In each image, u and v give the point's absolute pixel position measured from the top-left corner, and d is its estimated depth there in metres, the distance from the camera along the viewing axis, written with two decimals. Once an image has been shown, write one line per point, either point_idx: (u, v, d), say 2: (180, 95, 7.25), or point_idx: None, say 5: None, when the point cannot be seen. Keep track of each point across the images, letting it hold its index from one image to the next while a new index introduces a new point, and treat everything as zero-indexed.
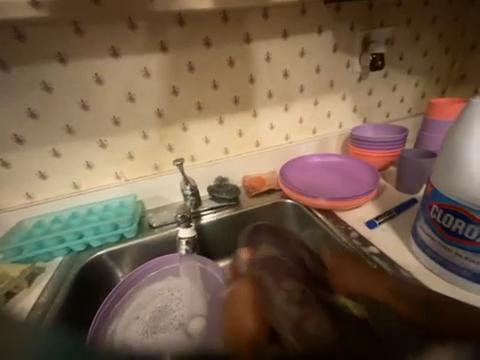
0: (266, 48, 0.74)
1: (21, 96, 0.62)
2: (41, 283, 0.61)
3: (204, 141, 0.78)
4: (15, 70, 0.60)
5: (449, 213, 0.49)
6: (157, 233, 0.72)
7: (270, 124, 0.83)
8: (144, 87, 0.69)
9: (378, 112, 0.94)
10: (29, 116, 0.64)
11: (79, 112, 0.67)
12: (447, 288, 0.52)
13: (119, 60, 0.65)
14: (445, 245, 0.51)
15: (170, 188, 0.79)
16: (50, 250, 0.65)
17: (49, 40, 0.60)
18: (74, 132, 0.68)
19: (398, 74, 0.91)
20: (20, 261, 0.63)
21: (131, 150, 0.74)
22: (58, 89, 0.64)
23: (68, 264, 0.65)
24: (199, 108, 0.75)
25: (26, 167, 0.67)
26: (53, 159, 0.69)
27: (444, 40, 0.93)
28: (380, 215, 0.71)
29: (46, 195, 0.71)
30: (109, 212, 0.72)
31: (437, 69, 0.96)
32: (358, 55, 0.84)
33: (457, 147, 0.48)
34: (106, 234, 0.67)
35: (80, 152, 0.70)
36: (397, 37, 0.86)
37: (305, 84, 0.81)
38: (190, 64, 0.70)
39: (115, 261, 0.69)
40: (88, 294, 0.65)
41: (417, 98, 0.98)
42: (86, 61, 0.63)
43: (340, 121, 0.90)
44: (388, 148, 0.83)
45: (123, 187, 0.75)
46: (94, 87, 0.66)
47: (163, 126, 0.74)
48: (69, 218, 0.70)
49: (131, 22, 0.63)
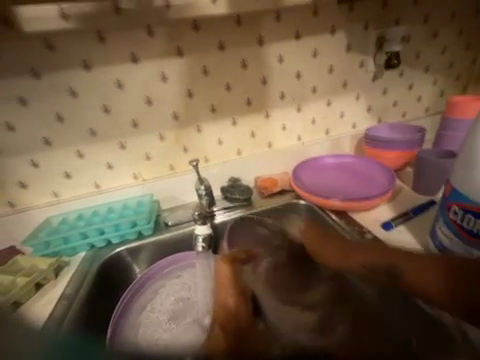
0: (278, 50, 0.75)
1: (49, 101, 0.67)
2: (66, 275, 0.65)
3: (218, 142, 0.80)
4: (44, 78, 0.65)
5: (470, 213, 0.48)
6: (172, 231, 0.75)
7: (283, 125, 0.83)
8: (160, 91, 0.72)
9: (394, 112, 0.92)
10: (56, 120, 0.69)
11: (100, 116, 0.71)
12: None
13: (138, 65, 0.69)
14: (465, 247, 0.49)
15: (185, 188, 0.82)
16: (74, 246, 0.69)
17: (74, 49, 0.64)
18: (96, 135, 0.72)
19: (415, 72, 0.88)
20: (48, 255, 0.68)
21: (149, 152, 0.77)
22: (82, 94, 0.68)
23: (90, 258, 0.69)
24: (213, 110, 0.77)
25: (53, 167, 0.72)
26: (77, 160, 0.73)
27: (465, 36, 0.89)
28: (396, 216, 0.69)
29: (70, 193, 0.76)
30: (128, 210, 0.75)
31: (458, 66, 0.92)
32: (373, 55, 0.82)
33: (478, 144, 0.46)
34: (125, 231, 0.71)
35: (102, 153, 0.74)
36: (414, 34, 0.83)
37: (317, 85, 0.81)
38: (205, 68, 0.72)
39: (133, 257, 0.73)
40: (109, 288, 0.68)
41: (436, 96, 0.94)
42: (108, 68, 0.67)
43: (355, 121, 0.89)
44: (406, 148, 0.81)
45: (141, 187, 0.79)
46: (114, 92, 0.70)
47: (178, 128, 0.76)
48: (92, 216, 0.74)
49: (150, 29, 0.67)
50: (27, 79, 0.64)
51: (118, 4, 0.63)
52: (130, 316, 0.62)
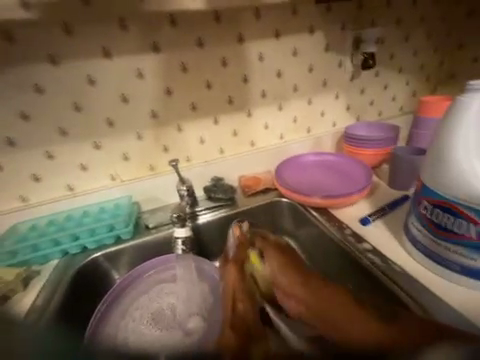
0: (259, 48, 0.74)
1: (12, 98, 0.61)
2: (37, 286, 0.61)
3: (200, 141, 0.79)
4: (5, 72, 0.59)
5: (437, 208, 0.50)
6: (153, 234, 0.72)
7: (265, 123, 0.83)
8: (137, 88, 0.69)
9: (370, 110, 0.95)
10: (21, 118, 0.63)
11: (72, 115, 0.66)
12: (438, 284, 0.53)
13: (112, 61, 0.65)
14: (434, 240, 0.52)
15: (166, 189, 0.79)
16: (45, 253, 0.64)
17: (40, 42, 0.59)
18: (67, 134, 0.68)
19: (389, 73, 0.92)
20: (15, 265, 0.63)
21: (126, 152, 0.73)
22: (50, 91, 0.63)
23: (63, 266, 0.65)
24: (194, 108, 0.75)
25: (19, 170, 0.67)
26: (47, 162, 0.68)
27: (432, 39, 0.94)
28: (373, 211, 0.71)
29: (39, 198, 0.70)
30: (104, 214, 0.71)
31: (427, 68, 0.98)
32: (350, 55, 0.84)
33: (444, 142, 0.49)
34: (102, 236, 0.67)
35: (75, 154, 0.70)
36: (387, 36, 0.87)
37: (298, 84, 0.82)
38: (184, 65, 0.70)
39: (112, 263, 0.69)
40: (85, 297, 0.64)
41: (408, 96, 0.99)
42: (78, 63, 0.63)
43: (334, 120, 0.91)
44: (380, 146, 0.84)
45: (119, 188, 0.75)
46: (87, 88, 0.65)
47: (158, 127, 0.74)
48: (64, 221, 0.70)
49: (124, 23, 0.63)
50: None
51: None
52: (108, 327, 0.59)
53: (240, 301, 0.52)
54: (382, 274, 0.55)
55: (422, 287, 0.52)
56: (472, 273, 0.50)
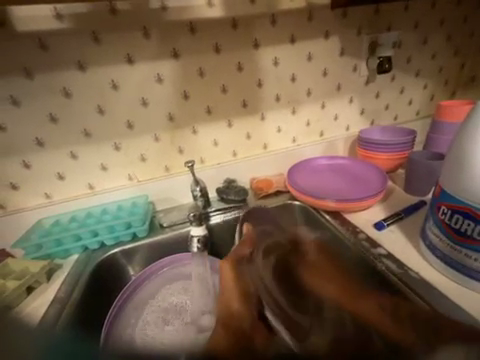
0: (273, 53, 0.76)
1: (43, 101, 0.66)
2: (59, 278, 0.64)
3: (214, 144, 0.81)
4: (37, 77, 0.64)
5: (457, 213, 0.49)
6: (167, 233, 0.74)
7: (278, 127, 0.84)
8: (156, 92, 0.72)
9: (386, 114, 0.94)
10: (49, 120, 0.68)
11: (95, 117, 0.70)
12: (457, 293, 0.51)
13: (134, 67, 0.69)
14: (454, 246, 0.51)
15: (180, 190, 0.82)
16: (67, 248, 0.68)
17: (69, 49, 0.64)
18: (90, 135, 0.72)
19: (406, 76, 0.91)
20: (39, 257, 0.67)
21: (144, 153, 0.77)
22: (75, 94, 0.67)
23: (83, 261, 0.68)
24: (209, 111, 0.77)
25: (46, 168, 0.71)
26: (71, 161, 0.73)
27: (453, 42, 0.92)
28: (388, 216, 0.70)
29: (63, 195, 0.75)
30: (122, 212, 0.75)
31: (446, 71, 0.95)
32: (365, 59, 0.84)
33: (464, 147, 0.47)
34: (119, 233, 0.70)
35: (96, 154, 0.74)
36: (405, 40, 0.86)
37: (312, 88, 0.82)
38: (201, 70, 0.73)
39: (128, 259, 0.72)
40: (102, 291, 0.67)
41: (426, 100, 0.97)
42: (103, 69, 0.67)
43: (348, 124, 0.91)
44: (397, 150, 0.82)
45: (136, 188, 0.78)
46: (109, 92, 0.69)
47: (174, 129, 0.76)
48: (85, 218, 0.73)
49: (146, 31, 0.67)
50: (19, 79, 0.63)
51: (114, 5, 0.63)
52: (118, 327, 0.59)
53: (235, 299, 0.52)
54: (397, 280, 0.54)
55: (439, 295, 0.50)
56: None
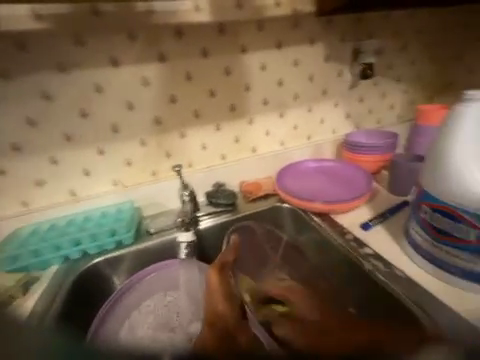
0: (260, 59, 0.77)
1: (20, 105, 0.63)
2: (37, 291, 0.60)
3: (202, 148, 0.80)
4: (15, 79, 0.61)
5: (438, 213, 0.51)
6: (155, 239, 0.72)
7: (266, 130, 0.85)
8: (142, 95, 0.71)
9: (369, 118, 0.97)
10: (27, 124, 0.64)
11: (77, 120, 0.68)
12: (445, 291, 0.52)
13: (118, 69, 0.67)
14: (435, 244, 0.53)
15: (168, 195, 0.80)
16: (45, 258, 0.64)
17: (50, 50, 0.61)
18: (72, 140, 0.69)
19: (387, 83, 0.95)
20: (15, 270, 0.63)
21: (130, 157, 0.75)
22: (56, 97, 0.65)
23: (63, 272, 0.64)
24: (197, 115, 0.76)
25: (23, 175, 0.67)
26: (52, 167, 0.69)
27: (428, 51, 0.97)
28: (374, 217, 0.72)
29: (41, 202, 0.71)
30: (106, 219, 0.72)
31: (423, 78, 1.01)
32: (348, 66, 0.87)
33: (444, 150, 0.49)
34: (103, 241, 0.67)
35: (78, 159, 0.71)
36: (384, 48, 0.90)
37: (299, 92, 0.84)
38: (188, 73, 0.72)
39: (112, 269, 0.69)
40: (85, 302, 0.64)
41: (405, 105, 1.02)
42: (86, 71, 0.65)
43: (334, 128, 0.93)
44: (380, 153, 0.86)
45: (121, 194, 0.76)
46: (93, 95, 0.67)
47: (161, 132, 0.75)
48: (66, 226, 0.70)
49: (131, 34, 0.65)
50: None
51: (98, 7, 0.62)
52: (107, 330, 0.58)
53: (221, 301, 0.50)
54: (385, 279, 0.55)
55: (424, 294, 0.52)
56: (474, 276, 0.50)
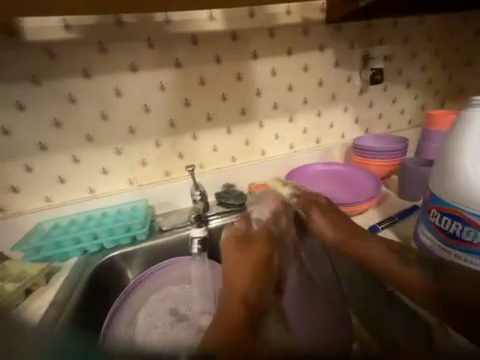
0: (271, 64, 0.79)
1: (48, 108, 0.68)
2: (57, 281, 0.64)
3: (213, 149, 0.83)
4: (44, 84, 0.67)
5: (446, 215, 0.51)
6: (166, 236, 0.76)
7: (276, 134, 0.87)
8: (158, 99, 0.75)
9: (380, 123, 0.97)
10: (53, 125, 0.70)
11: (98, 122, 0.73)
12: None
13: (137, 75, 0.71)
14: (444, 249, 0.52)
15: (180, 194, 0.83)
16: (66, 250, 0.68)
17: (76, 58, 0.67)
18: (93, 140, 0.74)
19: (399, 87, 0.94)
20: (38, 260, 0.67)
21: (145, 158, 0.79)
22: (80, 100, 0.70)
23: (82, 264, 0.68)
24: (209, 118, 0.80)
25: (48, 172, 0.73)
26: (73, 165, 0.74)
27: (442, 56, 0.96)
28: (382, 220, 0.71)
29: (63, 198, 0.76)
30: (122, 215, 0.76)
31: (436, 82, 0.99)
32: (359, 70, 0.88)
33: (453, 153, 0.50)
34: (119, 236, 0.71)
35: (97, 159, 0.75)
36: (397, 53, 0.90)
37: (309, 97, 0.86)
38: (202, 79, 0.76)
39: (126, 262, 0.73)
40: (100, 295, 0.68)
41: (418, 110, 1.00)
42: (108, 76, 0.70)
43: (344, 132, 0.94)
44: (390, 157, 0.85)
45: (137, 192, 0.80)
46: (113, 99, 0.72)
47: (175, 134, 0.79)
48: (85, 221, 0.74)
49: (150, 41, 0.70)
50: (27, 85, 0.66)
51: (121, 18, 0.67)
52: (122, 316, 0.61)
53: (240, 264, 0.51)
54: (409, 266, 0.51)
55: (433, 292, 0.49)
56: None
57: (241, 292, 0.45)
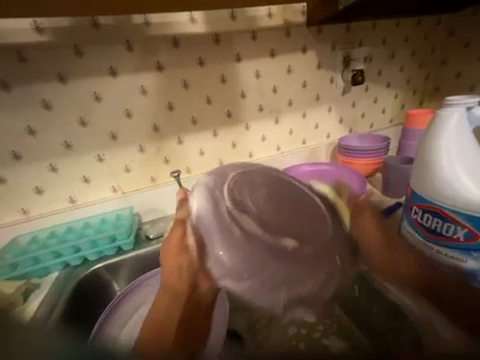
0: (255, 66, 0.79)
1: (20, 114, 0.64)
2: (37, 298, 0.60)
3: (199, 153, 0.82)
4: (15, 89, 0.62)
5: (428, 213, 0.52)
6: (154, 244, 0.74)
7: (262, 136, 0.87)
8: (140, 103, 0.72)
9: (362, 122, 1.00)
10: (27, 133, 0.66)
11: (77, 128, 0.69)
12: None
13: (117, 79, 0.69)
14: (427, 244, 0.54)
15: (167, 200, 0.81)
16: (45, 265, 0.64)
17: (50, 61, 0.63)
18: (72, 148, 0.70)
19: (378, 87, 0.97)
20: (15, 277, 0.63)
21: (128, 164, 0.76)
22: (57, 106, 0.66)
23: (64, 279, 0.64)
24: (194, 122, 0.78)
25: (23, 183, 0.68)
26: (51, 174, 0.70)
27: (417, 57, 1.00)
28: None
29: (40, 210, 0.72)
30: (106, 225, 0.72)
31: (413, 82, 1.04)
32: (340, 72, 0.90)
33: (432, 152, 0.51)
34: (104, 247, 0.68)
35: (76, 167, 0.72)
36: (375, 54, 0.92)
37: (293, 98, 0.86)
38: (185, 82, 0.74)
39: (112, 274, 0.70)
40: (85, 311, 0.64)
41: (397, 109, 1.04)
42: (86, 80, 0.67)
43: (328, 132, 0.95)
44: (373, 156, 0.87)
45: (121, 200, 0.77)
46: (92, 105, 0.69)
47: (159, 139, 0.77)
48: (66, 233, 0.70)
49: (129, 44, 0.67)
50: None
51: (98, 20, 0.64)
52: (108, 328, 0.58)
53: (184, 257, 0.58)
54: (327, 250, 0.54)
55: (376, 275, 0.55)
56: (464, 274, 0.51)
57: (166, 308, 0.50)
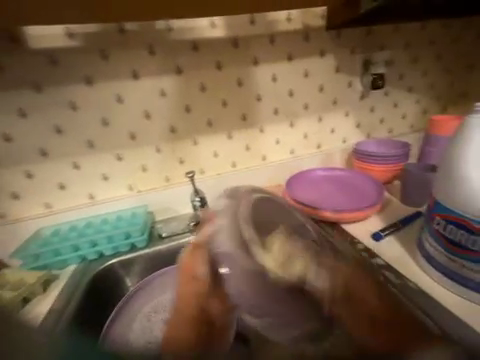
0: (271, 70, 0.80)
1: (50, 114, 0.69)
2: (54, 290, 0.63)
3: (214, 155, 0.83)
4: (47, 90, 0.67)
5: (451, 224, 0.49)
6: (166, 243, 0.75)
7: (277, 139, 0.86)
8: (159, 105, 0.75)
9: (381, 128, 0.97)
10: (55, 131, 0.70)
11: (99, 127, 0.73)
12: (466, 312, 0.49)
13: (138, 81, 0.72)
14: (449, 256, 0.51)
15: (180, 199, 0.82)
16: (64, 258, 0.67)
17: (79, 64, 0.67)
18: (94, 146, 0.74)
19: (399, 92, 0.94)
20: (37, 268, 0.66)
21: (145, 163, 0.78)
22: (82, 107, 0.70)
23: (80, 272, 0.67)
24: (209, 124, 0.80)
25: (49, 178, 0.73)
26: (73, 171, 0.74)
27: (442, 61, 0.96)
28: (385, 227, 0.70)
29: (63, 204, 0.76)
30: (122, 222, 0.75)
31: (437, 88, 0.99)
32: (360, 76, 0.88)
33: (459, 159, 0.48)
34: (118, 243, 0.70)
35: (97, 164, 0.75)
36: (396, 59, 0.90)
37: (309, 102, 0.86)
38: (202, 85, 0.76)
39: (125, 270, 0.72)
40: (99, 304, 0.66)
41: (419, 115, 1.00)
42: (110, 83, 0.70)
43: (345, 137, 0.93)
44: (392, 163, 0.84)
45: (137, 198, 0.79)
46: (115, 106, 0.72)
47: (175, 140, 0.79)
48: (84, 227, 0.73)
49: (151, 48, 0.70)
50: (29, 91, 0.66)
51: (123, 26, 0.67)
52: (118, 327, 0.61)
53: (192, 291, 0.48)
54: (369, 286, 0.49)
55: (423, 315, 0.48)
56: None
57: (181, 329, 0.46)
